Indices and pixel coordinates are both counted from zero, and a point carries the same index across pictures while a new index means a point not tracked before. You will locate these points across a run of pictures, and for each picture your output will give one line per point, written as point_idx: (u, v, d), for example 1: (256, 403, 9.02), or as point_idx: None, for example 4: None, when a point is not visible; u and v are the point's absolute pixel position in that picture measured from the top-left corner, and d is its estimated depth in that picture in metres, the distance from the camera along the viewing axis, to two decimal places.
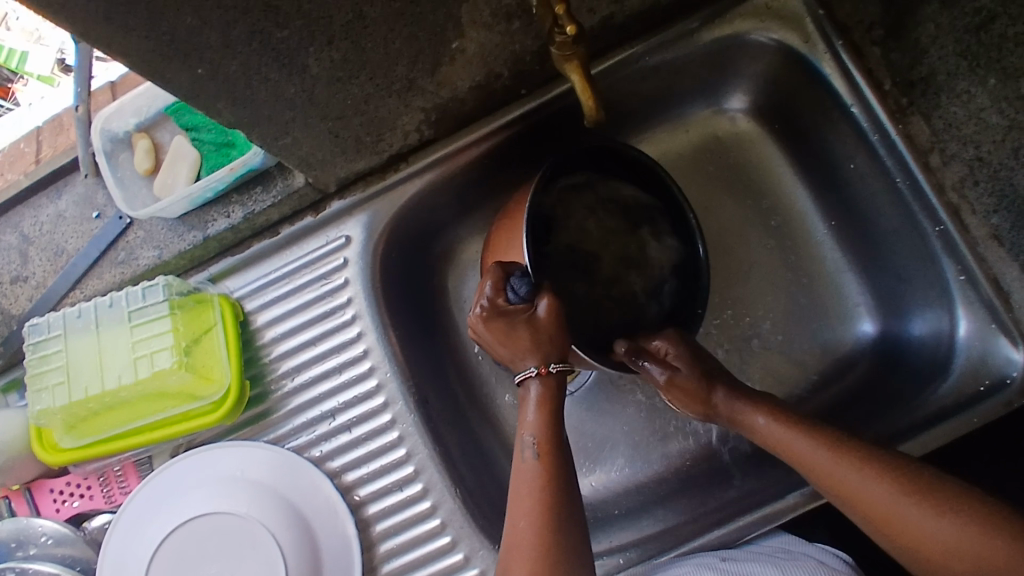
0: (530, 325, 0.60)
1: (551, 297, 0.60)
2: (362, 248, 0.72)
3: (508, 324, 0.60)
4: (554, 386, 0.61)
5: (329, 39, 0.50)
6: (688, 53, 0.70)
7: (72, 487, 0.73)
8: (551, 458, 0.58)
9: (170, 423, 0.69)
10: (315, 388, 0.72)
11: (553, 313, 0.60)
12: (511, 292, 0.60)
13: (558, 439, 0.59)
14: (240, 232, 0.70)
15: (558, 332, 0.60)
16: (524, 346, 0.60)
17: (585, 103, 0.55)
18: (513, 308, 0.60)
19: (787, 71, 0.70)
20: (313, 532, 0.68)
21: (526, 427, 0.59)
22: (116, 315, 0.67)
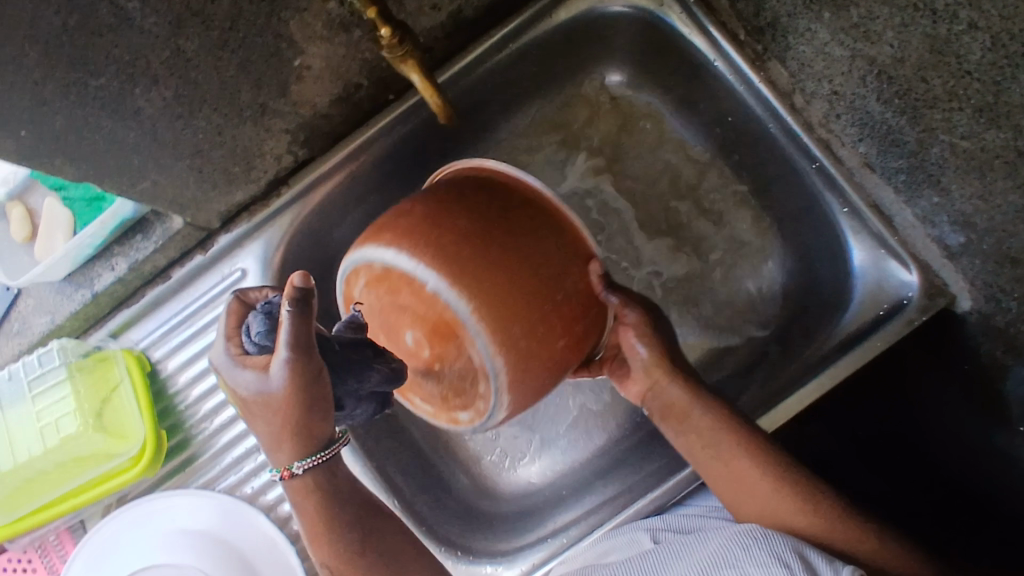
0: (263, 399, 0.50)
1: (285, 356, 0.48)
2: (258, 278, 0.71)
3: (245, 383, 0.51)
4: (315, 485, 0.57)
5: (153, 79, 0.49)
6: (548, 36, 0.70)
7: (14, 564, 0.72)
8: (353, 573, 0.58)
9: (94, 485, 0.68)
10: (236, 426, 0.71)
11: (288, 381, 0.49)
12: (246, 338, 0.52)
13: (344, 540, 0.58)
14: (131, 282, 0.69)
15: (308, 394, 0.50)
16: (271, 423, 0.51)
17: (432, 103, 0.56)
18: (253, 364, 0.51)
19: (647, 36, 0.71)
20: (254, 568, 0.67)
21: (315, 556, 0.59)
22: (19, 388, 0.66)
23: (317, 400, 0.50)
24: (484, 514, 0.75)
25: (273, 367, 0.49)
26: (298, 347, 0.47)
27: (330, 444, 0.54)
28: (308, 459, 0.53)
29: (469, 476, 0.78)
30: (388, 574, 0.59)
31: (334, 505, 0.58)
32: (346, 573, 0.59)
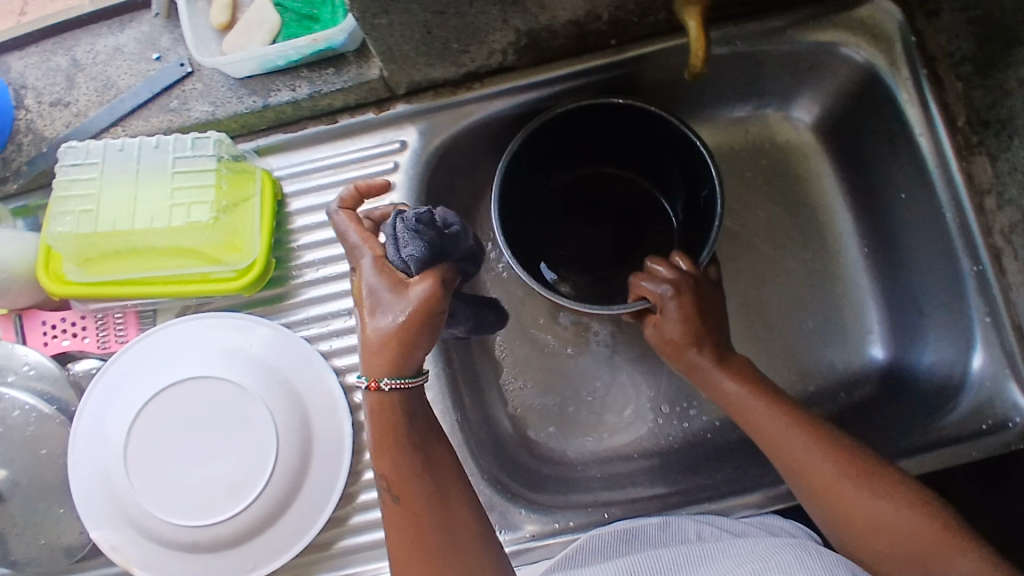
0: (387, 306, 0.52)
1: (431, 285, 0.52)
2: (414, 157, 0.72)
3: (377, 289, 0.52)
4: (396, 404, 0.53)
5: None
6: (774, 51, 0.71)
7: (66, 325, 0.70)
8: (407, 491, 0.53)
9: (187, 281, 0.67)
10: (335, 284, 0.71)
11: (422, 307, 0.51)
12: (395, 251, 0.53)
13: (411, 453, 0.53)
14: (301, 109, 0.69)
15: (433, 319, 0.53)
16: (379, 333, 0.51)
17: (696, 53, 0.53)
18: (389, 274, 0.53)
19: (859, 90, 0.72)
20: (309, 419, 0.66)
21: (375, 464, 0.54)
22: (161, 159, 0.65)
23: (429, 335, 0.53)
24: (521, 464, 0.74)
25: (416, 289, 0.52)
26: (446, 284, 0.53)
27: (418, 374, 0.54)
28: (398, 379, 0.52)
29: (515, 423, 0.78)
30: (441, 500, 0.53)
31: (403, 420, 0.53)
32: (404, 489, 0.53)
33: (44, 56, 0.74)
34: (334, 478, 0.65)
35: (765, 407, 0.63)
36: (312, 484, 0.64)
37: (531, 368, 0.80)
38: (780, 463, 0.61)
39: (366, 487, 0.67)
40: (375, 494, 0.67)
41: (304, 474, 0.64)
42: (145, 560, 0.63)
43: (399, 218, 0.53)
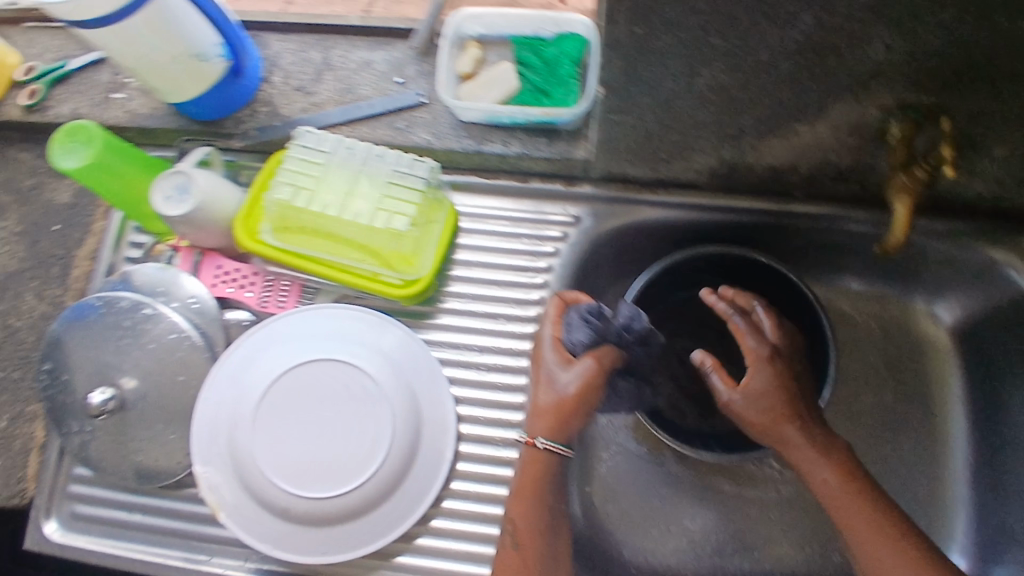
0: (554, 375, 0.64)
1: (592, 362, 0.64)
2: (582, 234, 0.79)
3: (551, 362, 0.65)
4: (546, 462, 0.64)
5: (740, 54, 0.55)
6: (939, 250, 0.76)
7: (237, 275, 0.77)
8: (527, 538, 0.62)
9: (359, 274, 0.75)
10: (476, 320, 0.78)
11: (580, 383, 0.63)
12: (569, 336, 0.65)
13: (540, 508, 0.63)
14: (505, 162, 0.77)
15: (591, 396, 0.64)
16: (545, 401, 0.64)
17: (898, 235, 0.63)
18: (561, 352, 0.65)
19: (1009, 313, 0.74)
20: (421, 429, 0.72)
21: (511, 506, 0.63)
22: (380, 168, 0.73)
23: (584, 404, 0.64)
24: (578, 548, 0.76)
25: (577, 366, 0.64)
26: (605, 367, 0.64)
27: (567, 444, 0.64)
28: (552, 441, 0.63)
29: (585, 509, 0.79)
30: (548, 555, 0.63)
31: (546, 477, 0.64)
32: (525, 535, 0.62)
33: (303, 48, 0.81)
34: (428, 487, 0.71)
35: (834, 476, 0.64)
36: (408, 485, 0.71)
37: (612, 461, 0.81)
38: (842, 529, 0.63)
39: (442, 513, 0.72)
40: (448, 523, 0.72)
41: (403, 476, 0.71)
42: (236, 509, 0.69)
43: (575, 310, 0.66)
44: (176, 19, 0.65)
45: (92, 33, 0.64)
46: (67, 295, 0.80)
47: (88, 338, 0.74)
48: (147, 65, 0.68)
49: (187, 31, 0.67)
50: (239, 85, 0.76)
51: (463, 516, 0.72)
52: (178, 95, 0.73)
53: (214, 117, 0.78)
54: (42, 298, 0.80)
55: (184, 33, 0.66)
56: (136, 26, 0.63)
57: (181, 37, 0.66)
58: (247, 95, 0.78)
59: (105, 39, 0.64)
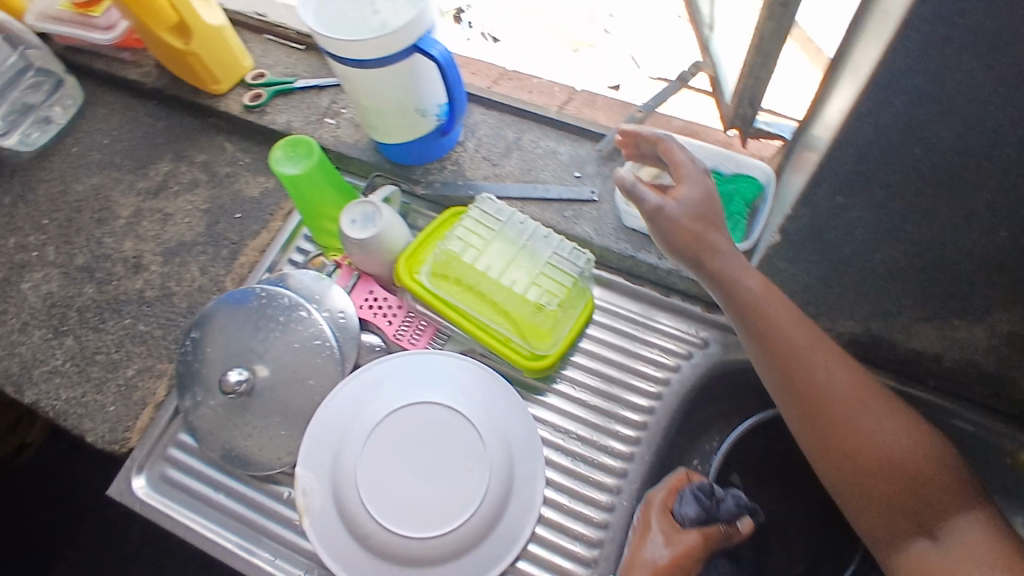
0: (661, 538, 0.68)
1: (699, 539, 0.68)
2: (707, 358, 0.81)
3: (658, 526, 0.69)
4: None
5: (930, 239, 0.58)
6: None
7: (385, 304, 0.83)
8: None
9: (494, 335, 0.79)
10: (584, 409, 0.80)
11: (685, 552, 0.67)
12: (679, 509, 0.70)
13: None
14: (653, 272, 0.82)
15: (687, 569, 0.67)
16: (648, 558, 0.67)
17: None
18: (670, 520, 0.70)
19: None
20: (508, 501, 0.72)
21: None
22: (543, 247, 0.80)
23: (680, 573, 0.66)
24: None
25: (685, 536, 0.68)
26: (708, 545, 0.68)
27: None
28: None
29: None
30: None
31: None
32: None
33: (501, 124, 0.91)
34: (498, 561, 0.70)
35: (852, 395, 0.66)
36: (481, 553, 0.70)
37: None
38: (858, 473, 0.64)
39: None
40: None
41: (478, 542, 0.70)
42: (319, 518, 0.70)
43: (690, 485, 0.71)
44: (422, 74, 0.74)
45: (351, 69, 0.72)
46: (226, 275, 0.88)
47: (239, 320, 0.80)
48: (380, 105, 0.77)
49: (424, 86, 0.76)
50: (438, 140, 0.85)
51: None
52: (389, 134, 0.82)
53: (406, 159, 0.86)
54: (204, 272, 0.89)
55: (423, 86, 0.76)
56: (390, 72, 0.72)
57: (419, 88, 0.76)
58: (439, 147, 0.87)
59: (360, 77, 0.73)
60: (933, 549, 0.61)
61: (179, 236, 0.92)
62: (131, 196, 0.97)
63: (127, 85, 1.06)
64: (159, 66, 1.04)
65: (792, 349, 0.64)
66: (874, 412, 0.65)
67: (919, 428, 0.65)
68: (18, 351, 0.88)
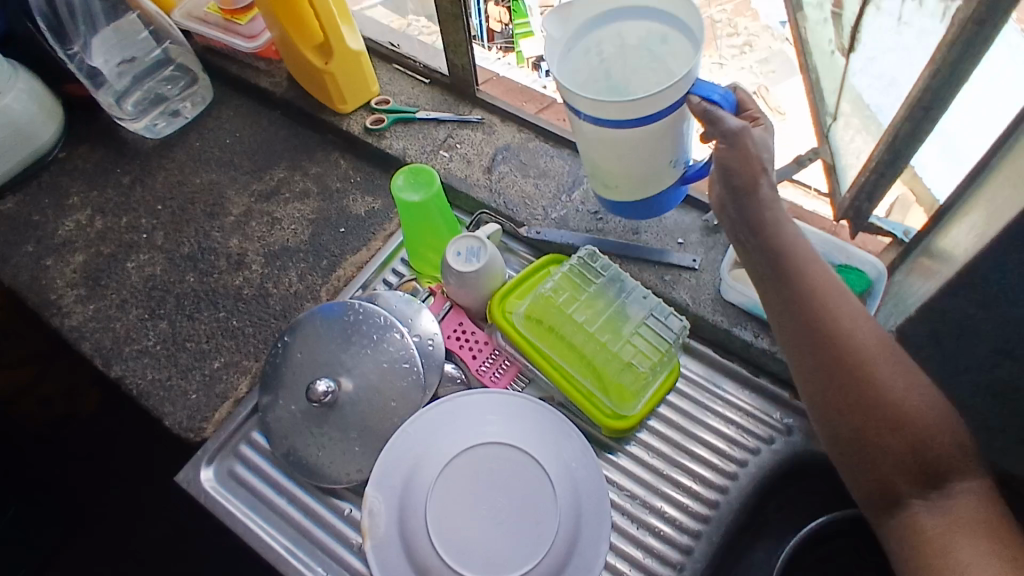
0: None
1: None
2: (789, 446, 0.79)
3: None
4: None
5: None
6: None
7: (472, 338, 0.84)
8: None
9: (578, 386, 0.79)
10: (654, 477, 0.79)
11: None
12: None
13: None
14: (745, 349, 0.81)
15: None
16: None
17: None
18: None
19: None
20: (570, 563, 0.70)
21: None
22: (641, 307, 0.81)
23: None
24: None
25: None
26: None
27: None
28: None
29: None
30: None
31: None
32: None
33: None
34: None
35: (888, 361, 0.60)
36: None
37: None
38: (874, 450, 0.59)
39: None
40: None
41: None
42: (380, 543, 0.69)
43: None
44: (685, 122, 0.66)
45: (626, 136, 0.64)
46: (322, 285, 0.92)
47: (332, 331, 0.82)
48: (633, 162, 0.68)
49: (679, 145, 0.68)
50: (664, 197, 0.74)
51: None
52: (627, 190, 0.72)
53: (630, 212, 0.76)
54: (302, 278, 0.93)
55: (682, 139, 0.68)
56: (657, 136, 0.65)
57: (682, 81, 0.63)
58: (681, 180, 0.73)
59: (628, 130, 0.63)
60: (926, 505, 0.57)
61: (284, 241, 0.97)
62: (244, 196, 1.02)
63: (255, 91, 1.12)
64: (289, 79, 1.10)
65: (811, 291, 0.62)
66: (895, 378, 0.59)
67: (931, 395, 0.59)
68: (114, 326, 0.91)
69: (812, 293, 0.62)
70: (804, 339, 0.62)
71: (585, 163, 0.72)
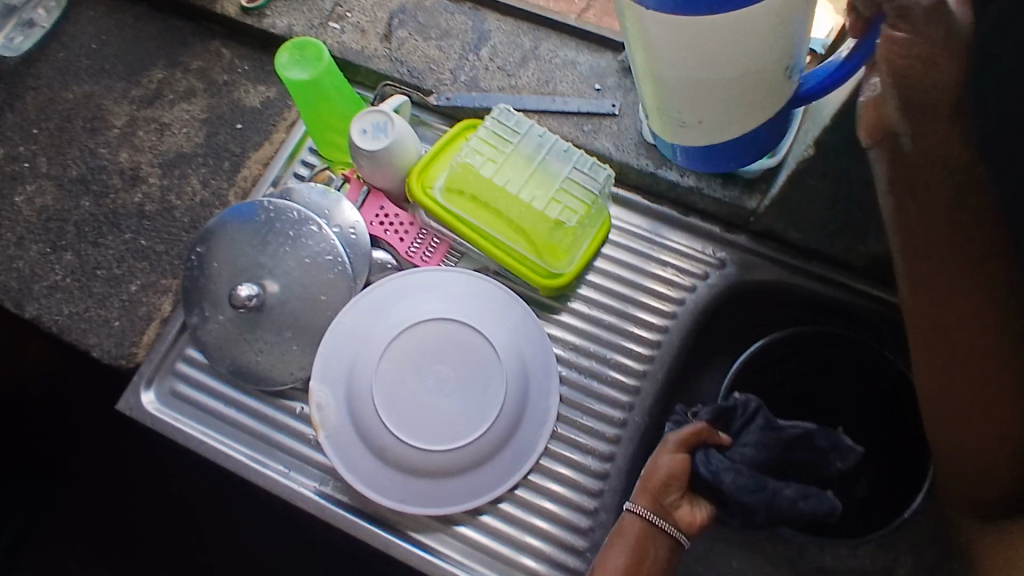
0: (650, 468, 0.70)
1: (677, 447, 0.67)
2: (723, 279, 0.80)
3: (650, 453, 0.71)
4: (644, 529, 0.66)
5: None
6: None
7: (396, 220, 0.80)
8: None
9: (510, 253, 0.77)
10: (596, 328, 0.80)
11: (671, 466, 0.66)
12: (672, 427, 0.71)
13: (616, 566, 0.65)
14: (673, 190, 0.80)
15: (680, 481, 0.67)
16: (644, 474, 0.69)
17: None
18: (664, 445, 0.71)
19: None
20: (522, 419, 0.73)
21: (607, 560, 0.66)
22: (563, 161, 0.76)
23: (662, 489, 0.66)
24: None
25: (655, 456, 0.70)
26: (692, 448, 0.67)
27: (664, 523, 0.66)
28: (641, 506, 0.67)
29: None
30: None
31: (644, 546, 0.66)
32: None
33: (517, 32, 0.86)
34: (510, 473, 0.72)
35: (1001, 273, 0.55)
36: (496, 462, 0.71)
37: None
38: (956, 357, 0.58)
39: (513, 499, 0.75)
40: (515, 510, 0.74)
41: (495, 453, 0.71)
42: (336, 433, 0.71)
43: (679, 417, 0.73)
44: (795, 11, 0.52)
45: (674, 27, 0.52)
46: (229, 189, 0.87)
47: (247, 234, 0.78)
48: (706, 69, 0.55)
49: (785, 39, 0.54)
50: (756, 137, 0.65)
51: (530, 507, 0.74)
52: (708, 124, 0.63)
53: (721, 158, 0.68)
54: (206, 185, 0.87)
55: (790, 43, 0.55)
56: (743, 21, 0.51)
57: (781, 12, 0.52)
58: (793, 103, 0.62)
59: (712, 14, 0.50)
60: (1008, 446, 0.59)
61: (179, 148, 0.89)
62: (124, 104, 0.92)
63: None
64: None
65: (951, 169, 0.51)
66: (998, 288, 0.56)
67: None
68: (14, 264, 0.85)
69: (967, 199, 0.52)
70: (927, 243, 0.55)
71: (655, 104, 0.63)
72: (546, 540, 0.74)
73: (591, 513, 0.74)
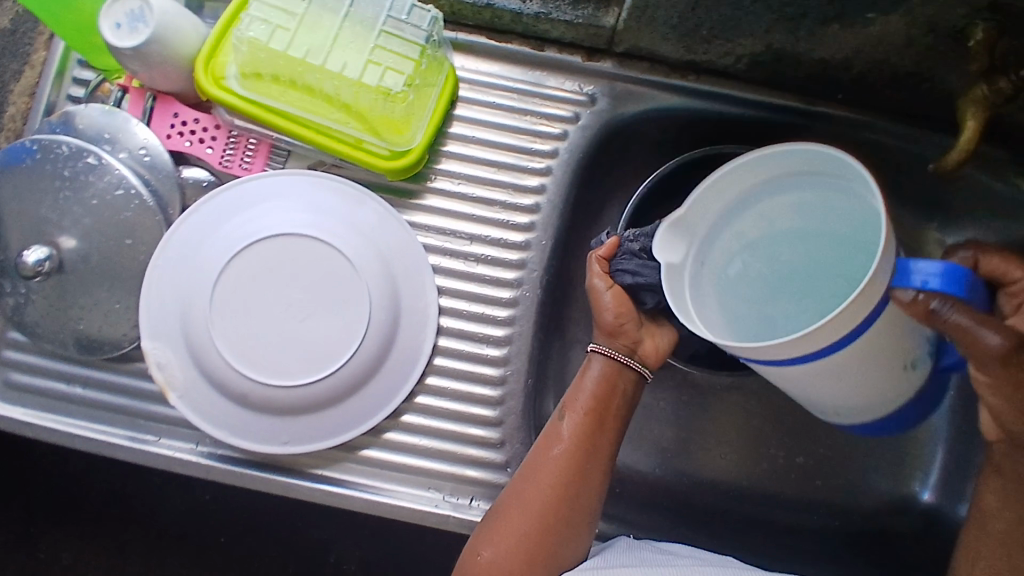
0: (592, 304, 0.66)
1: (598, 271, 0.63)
2: (597, 117, 0.70)
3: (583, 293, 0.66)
4: (612, 366, 0.63)
5: None
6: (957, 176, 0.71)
7: (196, 127, 0.66)
8: (571, 440, 0.62)
9: (340, 139, 0.64)
10: (467, 205, 0.70)
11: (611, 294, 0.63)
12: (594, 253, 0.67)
13: (582, 401, 0.63)
14: (519, 22, 0.67)
15: (623, 301, 0.63)
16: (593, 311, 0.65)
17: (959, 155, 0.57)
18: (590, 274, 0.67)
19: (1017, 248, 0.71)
20: (399, 327, 0.65)
21: (574, 394, 0.64)
22: (374, 10, 0.62)
23: (616, 322, 0.63)
24: None
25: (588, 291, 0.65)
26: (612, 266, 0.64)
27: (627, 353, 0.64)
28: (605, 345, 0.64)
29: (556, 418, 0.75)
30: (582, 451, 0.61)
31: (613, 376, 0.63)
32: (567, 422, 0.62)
33: None
34: (399, 386, 0.65)
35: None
36: (382, 379, 0.64)
37: None
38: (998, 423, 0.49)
39: (415, 409, 0.68)
40: (421, 420, 0.68)
41: (377, 370, 0.64)
42: (187, 391, 0.61)
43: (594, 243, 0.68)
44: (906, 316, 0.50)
45: (813, 369, 0.50)
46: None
47: (16, 183, 0.63)
48: (867, 400, 0.54)
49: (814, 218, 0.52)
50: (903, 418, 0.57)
51: (436, 414, 0.68)
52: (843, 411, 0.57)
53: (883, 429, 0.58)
54: None
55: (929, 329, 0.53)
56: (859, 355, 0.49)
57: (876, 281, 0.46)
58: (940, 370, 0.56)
59: (802, 366, 0.49)
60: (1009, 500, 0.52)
61: None
62: None
63: None
64: None
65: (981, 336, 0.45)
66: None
67: None
68: None
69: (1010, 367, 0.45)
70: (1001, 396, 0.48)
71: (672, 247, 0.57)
72: (460, 444, 0.68)
73: (499, 404, 0.69)
